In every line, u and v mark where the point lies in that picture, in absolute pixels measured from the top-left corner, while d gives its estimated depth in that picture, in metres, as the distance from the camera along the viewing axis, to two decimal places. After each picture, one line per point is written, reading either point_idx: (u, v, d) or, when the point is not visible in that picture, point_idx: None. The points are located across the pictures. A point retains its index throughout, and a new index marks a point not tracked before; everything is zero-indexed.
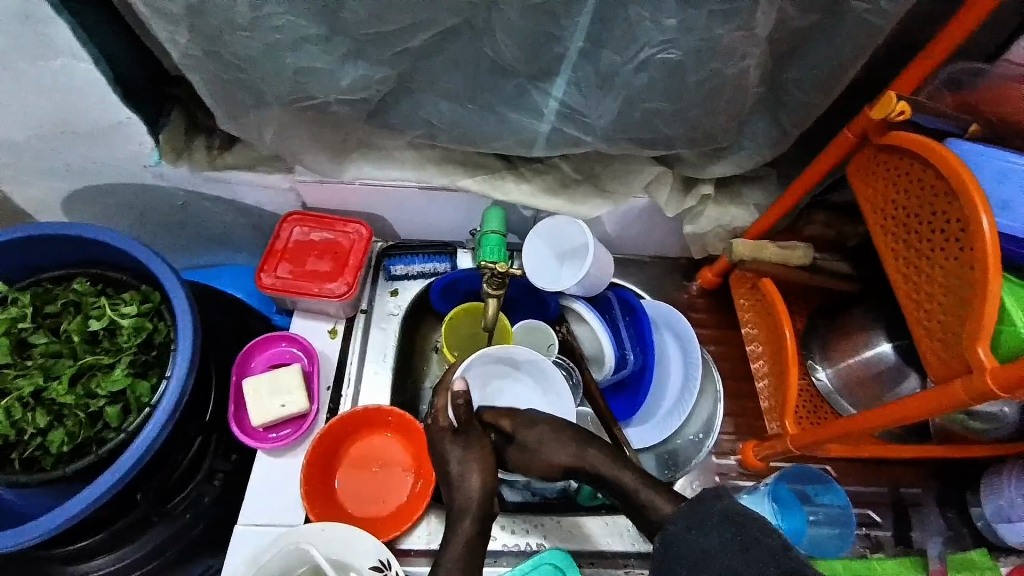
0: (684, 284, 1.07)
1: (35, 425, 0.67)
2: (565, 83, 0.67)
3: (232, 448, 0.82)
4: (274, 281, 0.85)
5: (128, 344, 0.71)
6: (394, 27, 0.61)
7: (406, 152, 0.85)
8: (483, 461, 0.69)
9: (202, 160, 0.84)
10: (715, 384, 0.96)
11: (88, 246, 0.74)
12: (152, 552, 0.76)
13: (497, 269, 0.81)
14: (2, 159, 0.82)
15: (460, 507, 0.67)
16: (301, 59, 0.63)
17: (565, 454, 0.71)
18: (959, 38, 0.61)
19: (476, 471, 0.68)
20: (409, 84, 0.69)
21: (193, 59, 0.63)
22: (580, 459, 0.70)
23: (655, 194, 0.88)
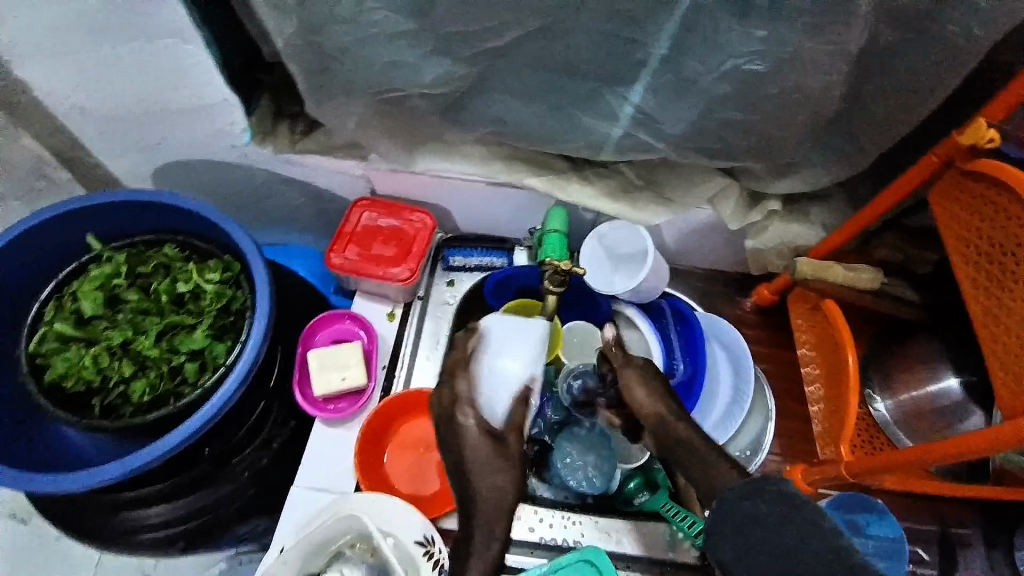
0: (737, 299, 1.06)
1: (121, 373, 0.72)
2: (643, 89, 0.68)
3: (290, 414, 0.86)
4: (342, 262, 0.89)
5: (208, 308, 0.77)
6: (480, 27, 0.62)
7: (474, 148, 0.87)
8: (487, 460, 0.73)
9: (285, 143, 0.89)
10: (766, 402, 0.94)
11: (177, 214, 0.80)
12: (211, 505, 0.82)
13: (560, 267, 0.82)
14: (104, 131, 0.88)
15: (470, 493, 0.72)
16: (391, 53, 0.66)
17: (649, 404, 0.77)
18: None
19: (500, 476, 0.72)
20: (487, 83, 0.71)
21: (288, 47, 0.67)
22: (656, 417, 0.76)
23: (719, 206, 0.87)
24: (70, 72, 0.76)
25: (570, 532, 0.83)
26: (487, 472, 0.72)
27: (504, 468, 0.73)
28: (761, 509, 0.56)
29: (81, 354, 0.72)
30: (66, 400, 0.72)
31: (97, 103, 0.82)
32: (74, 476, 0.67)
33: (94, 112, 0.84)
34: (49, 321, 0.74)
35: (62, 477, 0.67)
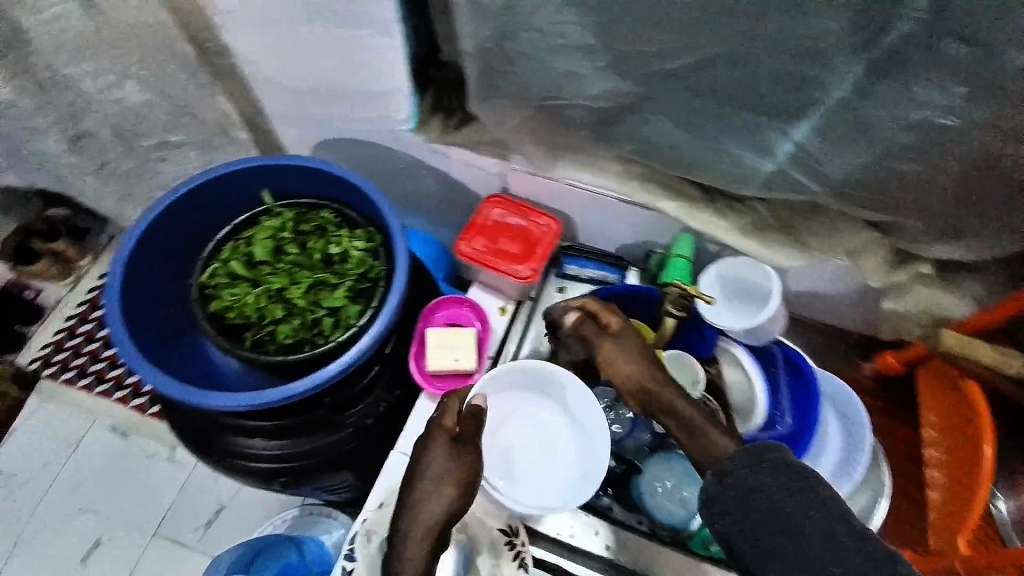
0: (854, 360, 1.01)
1: (273, 315, 0.81)
2: (809, 128, 0.67)
3: (397, 384, 0.91)
4: (469, 250, 0.93)
5: (351, 272, 0.84)
6: (660, 48, 0.64)
7: (612, 163, 0.88)
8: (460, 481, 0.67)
9: (437, 133, 0.95)
10: (881, 479, 0.90)
11: (338, 183, 0.88)
12: (319, 449, 0.89)
13: (687, 290, 0.81)
14: (287, 101, 0.99)
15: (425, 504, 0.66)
16: (568, 64, 0.70)
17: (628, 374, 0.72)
18: None
19: (450, 487, 0.67)
20: (647, 102, 0.73)
21: (476, 48, 0.72)
22: (638, 385, 0.72)
23: (859, 260, 0.83)
24: (276, 46, 0.87)
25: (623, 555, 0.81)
26: (442, 479, 0.67)
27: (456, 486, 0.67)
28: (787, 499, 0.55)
29: (247, 292, 0.82)
30: (223, 328, 0.81)
31: (290, 77, 0.93)
32: (210, 395, 0.75)
33: (284, 85, 0.95)
34: (224, 258, 0.85)
35: (204, 393, 0.75)
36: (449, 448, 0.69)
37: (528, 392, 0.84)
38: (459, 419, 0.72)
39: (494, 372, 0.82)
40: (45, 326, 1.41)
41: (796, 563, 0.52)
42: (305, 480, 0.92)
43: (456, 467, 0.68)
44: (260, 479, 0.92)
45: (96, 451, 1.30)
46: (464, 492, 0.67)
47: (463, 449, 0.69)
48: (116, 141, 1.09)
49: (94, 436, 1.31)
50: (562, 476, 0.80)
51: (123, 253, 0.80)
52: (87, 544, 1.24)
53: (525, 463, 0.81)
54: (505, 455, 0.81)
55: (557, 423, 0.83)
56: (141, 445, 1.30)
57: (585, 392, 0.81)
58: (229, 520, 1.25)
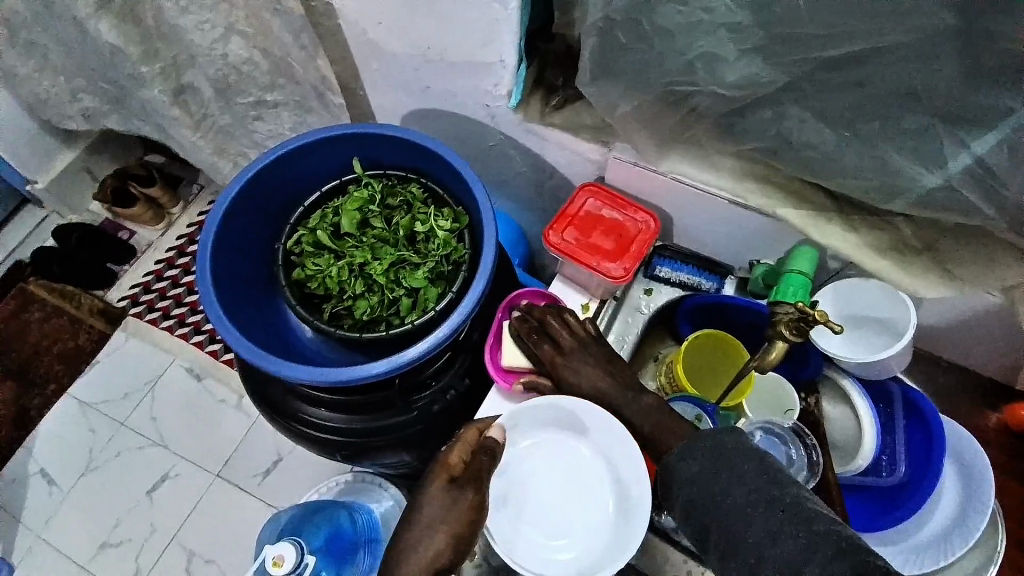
0: (980, 409, 0.89)
1: (353, 290, 0.79)
2: (997, 140, 0.57)
3: (468, 372, 0.87)
4: (558, 241, 0.87)
5: (433, 253, 0.80)
6: (824, 32, 0.57)
7: (729, 161, 0.80)
8: (458, 520, 0.65)
9: (535, 112, 0.90)
10: (994, 544, 0.77)
11: (430, 158, 0.84)
12: (386, 428, 0.87)
13: (811, 316, 0.67)
14: (385, 66, 0.96)
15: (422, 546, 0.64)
16: (709, 44, 0.62)
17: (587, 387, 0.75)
18: None
19: (444, 535, 0.65)
20: (792, 95, 0.64)
21: (604, 21, 0.66)
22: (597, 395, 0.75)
23: (1015, 298, 0.72)
24: (384, 9, 0.84)
25: None
26: (438, 522, 0.65)
27: (456, 530, 0.65)
28: (724, 485, 0.57)
29: (329, 264, 0.80)
30: (301, 297, 0.80)
31: (393, 41, 0.89)
32: (283, 364, 0.74)
33: (386, 50, 0.92)
34: (311, 226, 0.83)
35: (278, 362, 0.74)
36: (449, 491, 0.66)
37: (556, 429, 0.74)
38: (470, 454, 0.68)
39: (508, 414, 0.73)
40: (138, 265, 1.48)
41: (738, 539, 0.54)
42: (368, 455, 0.91)
43: (454, 512, 0.65)
44: (325, 448, 0.91)
45: (170, 390, 1.36)
46: (460, 539, 0.65)
47: (462, 494, 0.66)
48: (215, 95, 1.10)
49: (170, 377, 1.37)
50: (588, 530, 0.70)
51: (218, 211, 0.79)
52: (156, 477, 1.30)
53: (552, 514, 0.71)
54: (523, 500, 0.72)
55: (585, 463, 0.73)
56: (212, 390, 1.35)
57: (616, 430, 0.70)
58: (285, 474, 1.28)
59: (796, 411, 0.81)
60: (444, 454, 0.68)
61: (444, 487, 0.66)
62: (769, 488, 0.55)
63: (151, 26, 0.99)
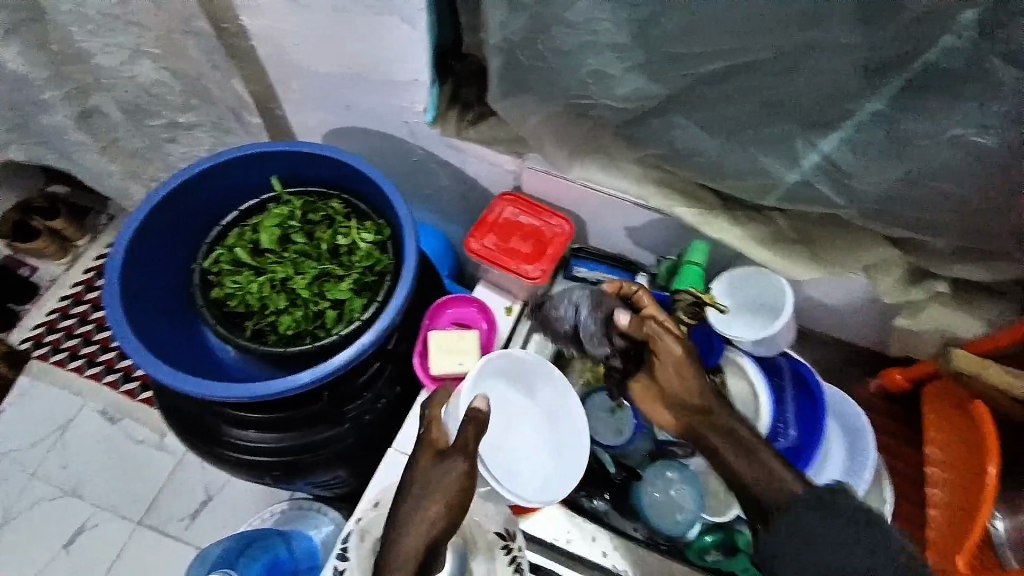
0: (862, 377, 1.00)
1: (275, 306, 0.80)
2: (841, 140, 0.65)
3: (398, 380, 0.89)
4: (478, 248, 0.92)
5: (359, 265, 0.82)
6: (694, 51, 0.63)
7: (632, 167, 0.86)
8: (445, 490, 0.68)
9: (452, 128, 0.94)
10: (882, 496, 0.87)
11: (351, 173, 0.86)
12: (318, 442, 0.87)
13: (699, 299, 0.80)
14: (305, 86, 0.97)
15: (405, 519, 0.68)
16: (597, 62, 0.68)
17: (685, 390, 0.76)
18: None
19: (438, 501, 0.68)
20: (677, 108, 0.71)
21: (502, 42, 0.71)
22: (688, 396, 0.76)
23: (875, 278, 0.82)
24: (299, 30, 0.86)
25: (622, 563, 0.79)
26: (430, 492, 0.68)
27: (441, 498, 0.68)
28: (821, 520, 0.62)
29: (248, 281, 0.80)
30: (221, 316, 0.80)
31: (310, 62, 0.91)
32: (205, 384, 0.73)
33: (305, 70, 0.94)
34: (229, 244, 0.83)
35: (202, 384, 0.73)
36: (436, 464, 0.70)
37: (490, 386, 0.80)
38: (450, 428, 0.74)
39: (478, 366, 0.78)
40: (42, 304, 1.39)
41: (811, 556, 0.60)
42: (302, 474, 0.90)
43: (443, 486, 0.68)
44: (254, 472, 0.90)
45: (85, 434, 1.28)
46: (451, 506, 0.68)
47: (450, 463, 0.69)
48: (126, 120, 1.08)
49: (84, 419, 1.29)
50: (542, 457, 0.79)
51: (127, 233, 0.78)
52: (72, 528, 1.21)
53: (506, 453, 0.78)
54: (495, 460, 0.76)
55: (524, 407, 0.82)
56: (130, 430, 1.28)
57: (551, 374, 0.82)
58: (216, 509, 1.23)
59: None
60: (426, 433, 0.73)
61: (428, 462, 0.71)
62: (867, 526, 0.60)
63: (52, 51, 0.96)
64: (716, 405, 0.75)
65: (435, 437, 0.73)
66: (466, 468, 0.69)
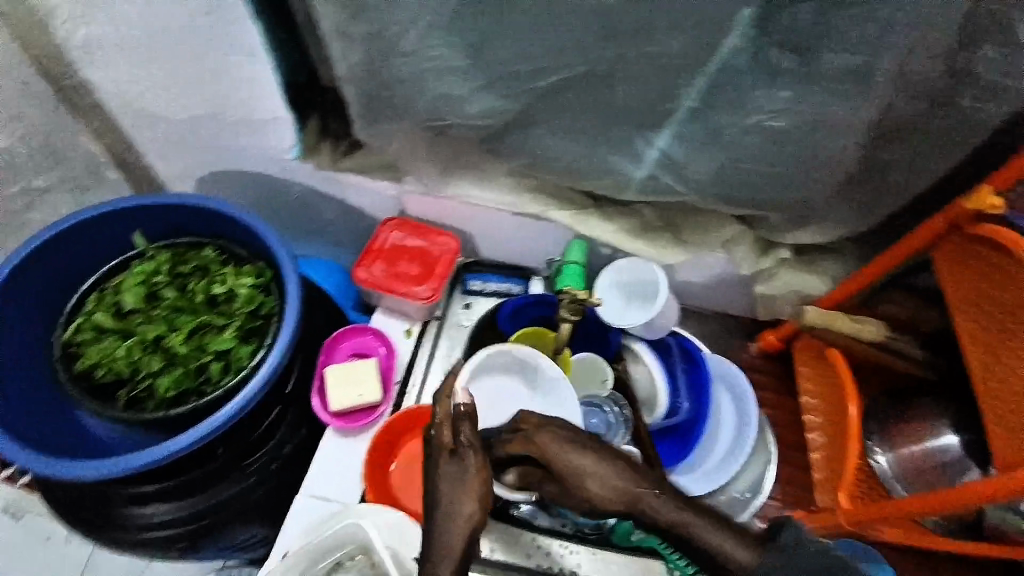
0: (744, 342, 1.09)
1: (151, 368, 0.76)
2: (672, 135, 0.72)
3: (303, 421, 0.88)
4: (367, 276, 0.92)
5: (239, 311, 0.80)
6: (529, 68, 0.68)
7: (506, 179, 0.90)
8: (479, 489, 0.62)
9: (327, 160, 0.92)
10: (767, 446, 0.97)
11: (218, 220, 0.84)
12: (222, 503, 0.83)
13: (577, 296, 0.83)
14: (159, 135, 0.92)
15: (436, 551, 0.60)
16: (443, 85, 0.71)
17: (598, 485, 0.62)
18: None
19: (472, 500, 0.61)
20: (529, 121, 0.76)
21: (347, 74, 0.71)
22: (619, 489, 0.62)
23: (732, 251, 0.91)
24: (140, 79, 0.82)
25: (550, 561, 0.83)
26: (462, 490, 0.62)
27: (475, 494, 0.62)
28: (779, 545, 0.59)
29: (116, 346, 0.77)
30: (94, 388, 0.76)
31: (160, 110, 0.87)
32: (83, 464, 0.69)
33: (157, 119, 0.89)
34: (90, 311, 0.80)
35: (80, 464, 0.69)
36: (451, 464, 0.63)
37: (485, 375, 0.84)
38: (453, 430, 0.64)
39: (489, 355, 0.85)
40: None
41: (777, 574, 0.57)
42: (210, 540, 0.85)
43: (466, 485, 0.62)
44: (157, 551, 0.83)
45: None
46: (486, 502, 0.62)
47: (467, 460, 0.63)
48: None
49: None
50: None
51: None
52: None
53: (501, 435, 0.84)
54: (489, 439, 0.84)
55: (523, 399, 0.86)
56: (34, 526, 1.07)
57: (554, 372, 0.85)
58: None
59: (611, 379, 0.94)
60: (436, 437, 0.64)
61: (446, 461, 0.63)
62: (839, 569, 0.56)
63: None
64: (629, 489, 0.62)
65: (448, 441, 0.64)
66: (482, 464, 0.63)
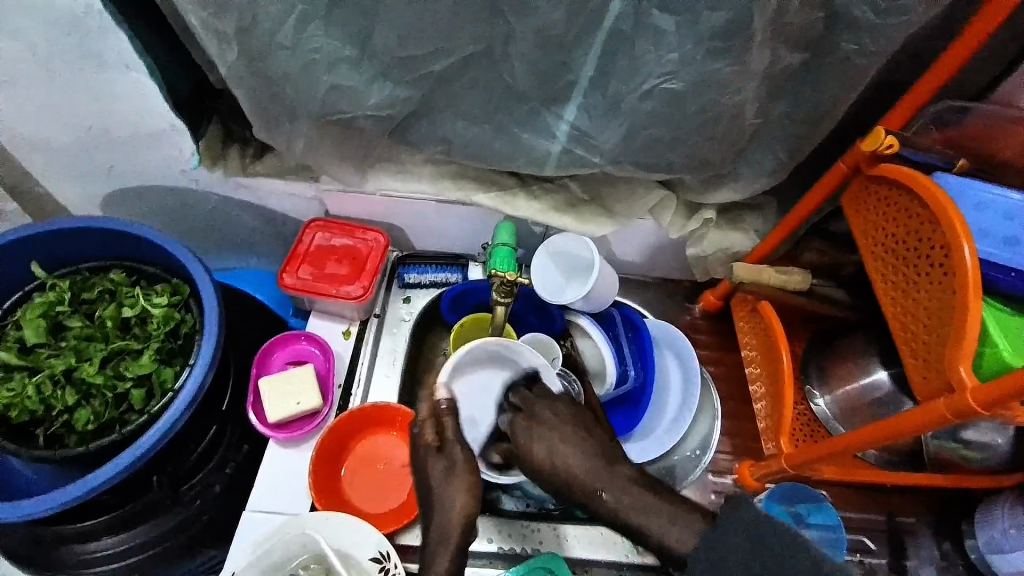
0: (686, 306, 1.10)
1: (64, 402, 0.73)
2: (577, 108, 0.72)
3: (244, 438, 0.87)
4: (294, 282, 0.90)
5: (155, 332, 0.77)
6: (419, 52, 0.66)
7: (424, 167, 0.89)
8: (469, 482, 0.68)
9: (236, 167, 0.88)
10: (713, 402, 0.99)
11: (126, 241, 0.81)
12: (166, 532, 0.80)
13: (506, 278, 0.83)
14: (51, 158, 0.87)
15: (441, 540, 0.66)
16: (335, 77, 0.69)
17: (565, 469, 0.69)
18: (953, 70, 0.63)
19: (462, 490, 0.67)
20: (432, 105, 0.74)
21: (233, 72, 0.69)
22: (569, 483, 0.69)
23: (659, 216, 0.91)
24: (15, 104, 0.77)
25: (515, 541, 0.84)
26: (451, 484, 0.68)
27: (465, 483, 0.68)
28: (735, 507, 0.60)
29: (24, 384, 0.73)
30: (10, 430, 0.73)
31: (46, 132, 0.82)
32: (16, 505, 0.68)
33: (46, 142, 0.84)
34: None
35: (10, 506, 0.68)
36: (439, 460, 0.69)
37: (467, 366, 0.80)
38: (437, 425, 0.71)
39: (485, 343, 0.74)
40: None
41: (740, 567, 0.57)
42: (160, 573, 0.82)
43: (456, 474, 0.68)
44: None
45: None
46: (475, 491, 0.68)
47: (454, 455, 0.69)
48: None
49: None
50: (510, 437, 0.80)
51: None
52: None
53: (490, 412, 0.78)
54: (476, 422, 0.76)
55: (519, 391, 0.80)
56: None
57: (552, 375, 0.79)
58: None
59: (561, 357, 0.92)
60: (420, 434, 0.71)
61: (434, 459, 0.69)
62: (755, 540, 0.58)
63: None
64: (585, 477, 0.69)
65: (433, 441, 0.70)
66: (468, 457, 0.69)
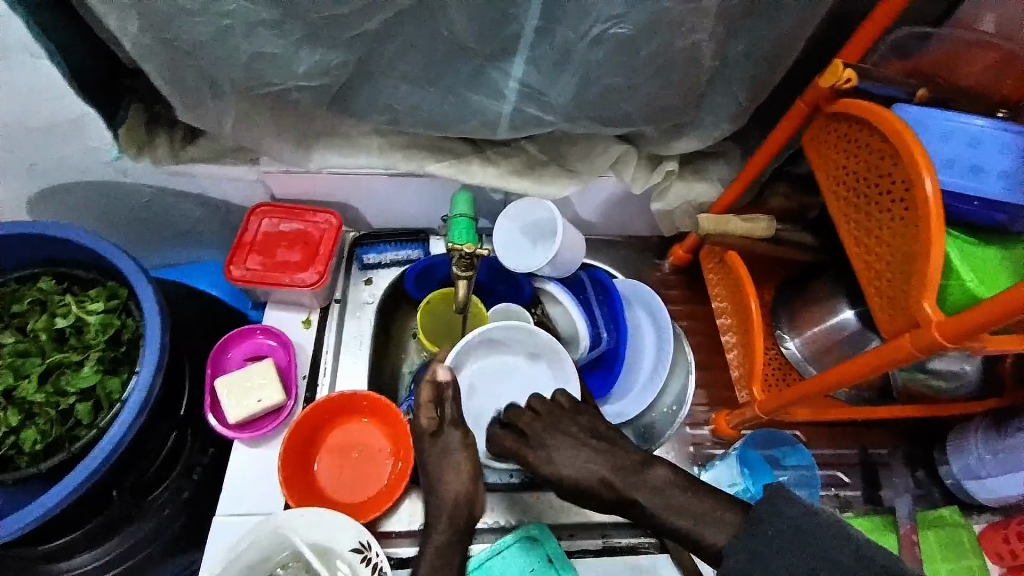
0: (656, 262, 1.08)
1: (8, 424, 0.69)
2: (525, 62, 0.67)
3: (210, 441, 0.84)
4: (243, 273, 0.84)
5: (94, 342, 0.73)
6: (346, 10, 0.60)
7: (371, 139, 0.83)
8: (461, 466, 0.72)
9: (165, 154, 0.81)
10: (686, 356, 0.98)
11: (49, 244, 0.74)
12: (138, 545, 0.77)
13: (464, 251, 0.80)
14: None
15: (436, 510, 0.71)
16: (255, 44, 0.63)
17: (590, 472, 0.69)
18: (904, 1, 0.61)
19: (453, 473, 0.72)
20: (370, 69, 0.68)
21: (142, 47, 0.62)
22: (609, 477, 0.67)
23: (620, 172, 0.88)
24: None
25: (500, 513, 0.83)
26: (446, 467, 0.72)
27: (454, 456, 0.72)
28: None
29: None
30: None
31: None
32: None
33: None
34: None
35: None
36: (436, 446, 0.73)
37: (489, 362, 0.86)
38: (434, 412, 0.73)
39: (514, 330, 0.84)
40: None
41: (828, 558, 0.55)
42: None
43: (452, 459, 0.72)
44: None
45: None
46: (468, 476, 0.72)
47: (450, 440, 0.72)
48: None
49: None
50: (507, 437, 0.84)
51: None
52: None
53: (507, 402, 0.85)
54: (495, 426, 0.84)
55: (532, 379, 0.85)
56: None
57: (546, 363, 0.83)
58: None
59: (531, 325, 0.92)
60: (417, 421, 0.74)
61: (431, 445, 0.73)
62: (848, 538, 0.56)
63: None
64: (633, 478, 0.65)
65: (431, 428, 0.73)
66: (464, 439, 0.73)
